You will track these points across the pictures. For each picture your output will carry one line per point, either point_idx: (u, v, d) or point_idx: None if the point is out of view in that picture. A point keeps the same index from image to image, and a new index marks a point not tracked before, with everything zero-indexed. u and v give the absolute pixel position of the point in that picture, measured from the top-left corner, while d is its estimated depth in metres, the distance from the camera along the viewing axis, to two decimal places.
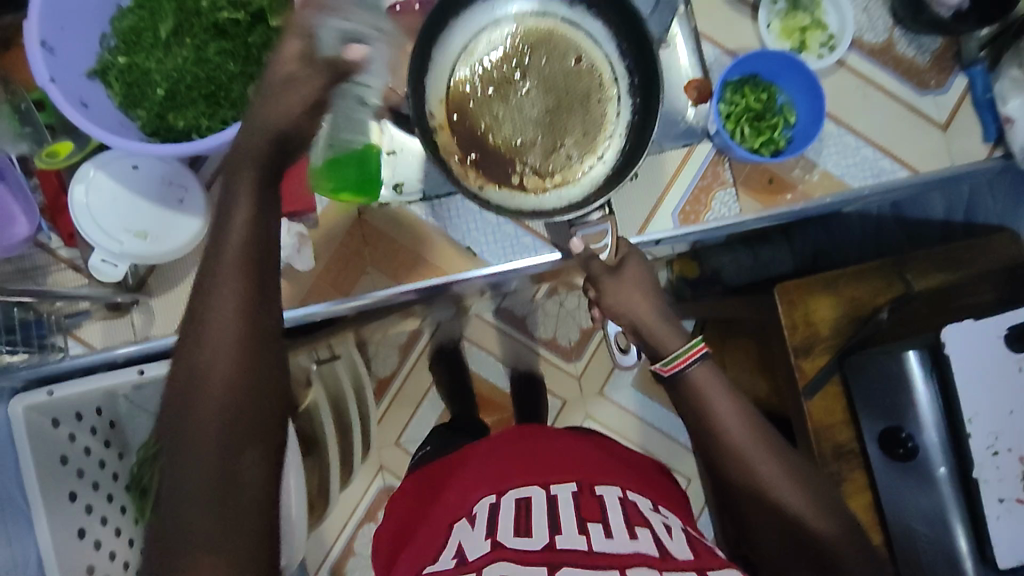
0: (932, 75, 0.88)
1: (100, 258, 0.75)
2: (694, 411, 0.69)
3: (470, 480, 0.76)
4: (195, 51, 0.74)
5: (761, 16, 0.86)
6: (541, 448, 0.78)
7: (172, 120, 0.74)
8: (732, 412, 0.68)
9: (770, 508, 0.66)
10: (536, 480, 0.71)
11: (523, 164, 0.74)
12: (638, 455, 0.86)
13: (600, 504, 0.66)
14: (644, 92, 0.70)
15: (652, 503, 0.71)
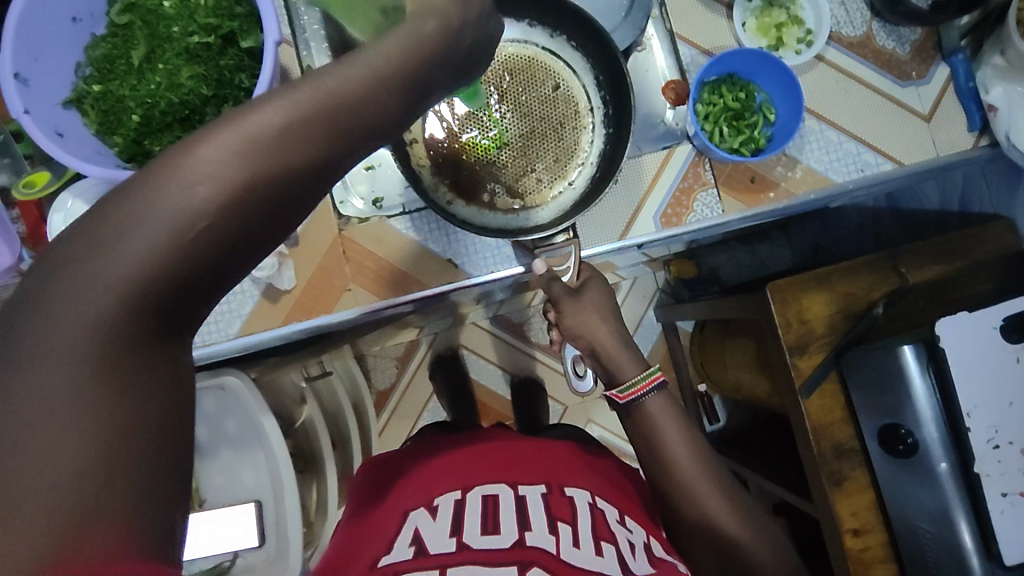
0: (913, 66, 0.87)
1: None
2: (652, 436, 0.75)
3: (434, 475, 0.75)
4: (169, 76, 0.74)
5: (736, 15, 0.85)
6: (512, 452, 0.79)
7: (149, 145, 0.75)
8: (691, 432, 0.73)
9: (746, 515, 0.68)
10: (506, 478, 0.72)
11: (496, 185, 0.76)
12: (614, 463, 0.86)
13: (570, 506, 0.67)
14: (618, 126, 0.74)
15: (619, 513, 0.70)
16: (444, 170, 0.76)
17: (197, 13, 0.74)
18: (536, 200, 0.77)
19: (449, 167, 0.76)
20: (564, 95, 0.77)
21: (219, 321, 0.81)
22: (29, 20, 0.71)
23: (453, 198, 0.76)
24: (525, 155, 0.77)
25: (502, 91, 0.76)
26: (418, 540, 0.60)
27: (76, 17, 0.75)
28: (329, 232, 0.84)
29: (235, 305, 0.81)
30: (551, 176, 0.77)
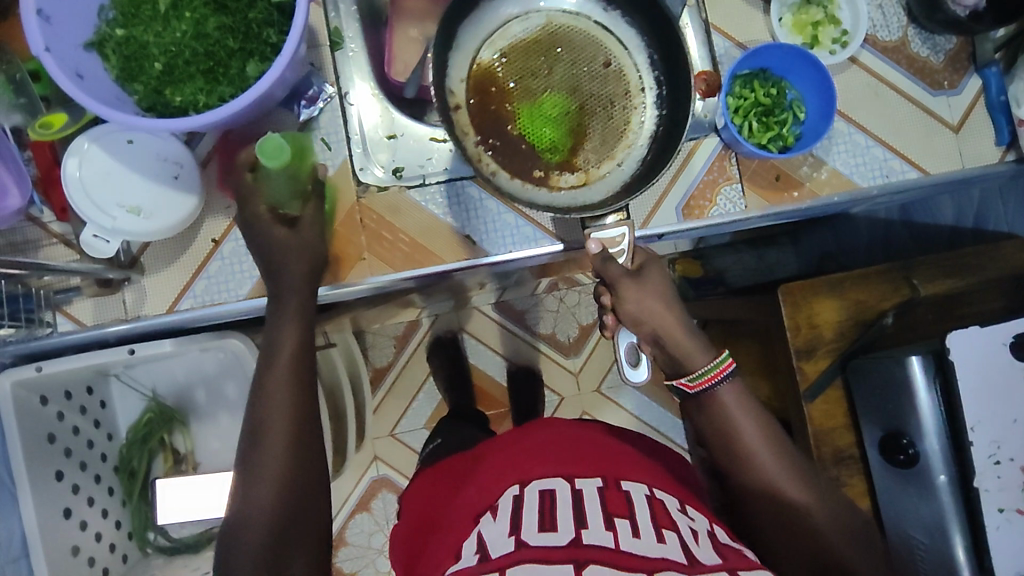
0: (946, 76, 0.86)
1: (91, 234, 0.72)
2: (718, 425, 0.72)
3: (489, 478, 0.76)
4: (195, 26, 0.73)
5: (773, 10, 0.84)
6: (562, 446, 0.79)
7: (170, 95, 0.74)
8: (748, 424, 0.72)
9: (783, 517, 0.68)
10: (560, 472, 0.72)
11: (548, 159, 0.74)
12: (644, 443, 0.87)
13: (627, 499, 0.66)
14: (673, 102, 0.72)
15: (680, 503, 0.70)
16: (488, 134, 0.74)
17: None
18: (583, 179, 0.75)
19: (493, 136, 0.74)
20: (614, 70, 0.75)
21: (231, 282, 0.80)
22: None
23: (496, 172, 0.73)
24: (576, 129, 0.74)
25: (550, 64, 0.75)
26: (482, 549, 0.60)
27: None
28: (347, 199, 0.82)
29: (249, 267, 0.80)
30: (600, 152, 0.75)
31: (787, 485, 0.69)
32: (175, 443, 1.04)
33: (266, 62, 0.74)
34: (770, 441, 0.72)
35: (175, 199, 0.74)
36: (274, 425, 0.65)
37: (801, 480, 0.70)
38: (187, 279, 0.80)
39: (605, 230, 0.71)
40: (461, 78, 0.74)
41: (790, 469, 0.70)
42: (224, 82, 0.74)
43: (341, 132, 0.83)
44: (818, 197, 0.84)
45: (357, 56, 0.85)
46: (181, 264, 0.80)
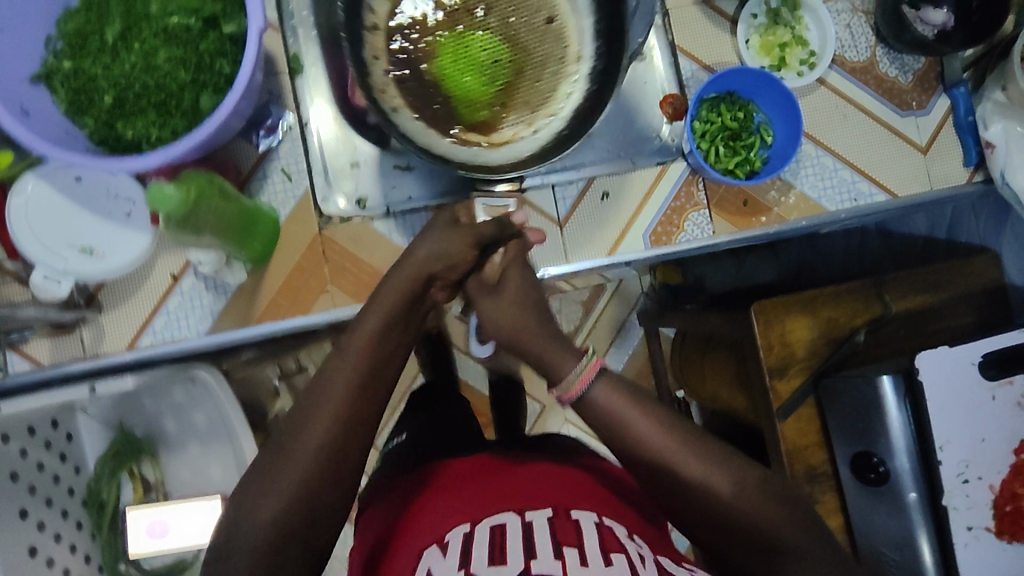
0: (915, 95, 0.85)
1: (42, 276, 0.70)
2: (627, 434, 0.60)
3: (446, 510, 0.70)
4: (145, 58, 0.71)
5: (740, 31, 0.83)
6: (512, 480, 0.74)
7: (122, 129, 0.72)
8: (652, 426, 0.59)
9: (726, 528, 0.57)
10: (511, 506, 0.68)
11: (467, 109, 0.74)
12: (596, 466, 0.81)
13: (578, 529, 0.63)
14: (603, 76, 0.70)
15: (628, 531, 0.67)
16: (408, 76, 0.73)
17: None
18: (496, 139, 0.74)
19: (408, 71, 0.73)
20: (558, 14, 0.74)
21: (192, 317, 0.79)
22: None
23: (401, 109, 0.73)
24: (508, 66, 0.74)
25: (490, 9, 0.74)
26: None
27: None
28: (307, 231, 0.81)
29: (207, 302, 0.79)
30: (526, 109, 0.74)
31: (705, 480, 0.57)
32: (144, 472, 1.03)
33: (220, 95, 0.72)
34: (671, 428, 0.59)
35: (129, 238, 0.73)
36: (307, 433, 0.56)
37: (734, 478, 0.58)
38: (146, 315, 0.78)
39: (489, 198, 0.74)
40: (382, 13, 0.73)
41: (699, 460, 0.58)
42: (176, 116, 0.72)
43: (302, 161, 0.81)
44: (786, 222, 0.83)
45: (316, 80, 0.82)
46: (140, 301, 0.78)
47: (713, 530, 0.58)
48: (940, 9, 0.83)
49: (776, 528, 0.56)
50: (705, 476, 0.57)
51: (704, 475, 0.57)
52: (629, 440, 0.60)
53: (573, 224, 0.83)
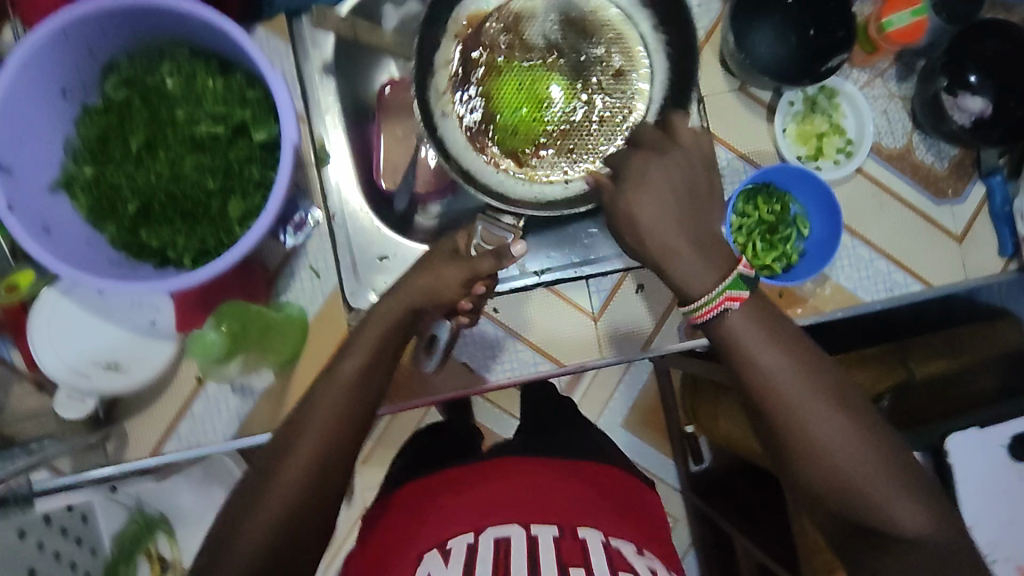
0: (950, 183, 0.84)
1: (65, 394, 0.69)
2: (772, 404, 0.55)
3: (451, 513, 0.68)
4: (171, 167, 0.68)
5: (777, 120, 0.81)
6: (509, 483, 0.71)
7: (146, 238, 0.69)
8: (778, 358, 0.56)
9: (851, 511, 0.55)
10: (512, 516, 0.66)
11: (500, 136, 0.77)
12: (587, 463, 0.80)
13: (585, 548, 0.62)
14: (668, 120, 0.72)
15: (634, 544, 0.66)
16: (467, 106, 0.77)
17: (205, 100, 0.68)
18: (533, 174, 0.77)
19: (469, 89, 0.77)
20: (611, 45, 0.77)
21: (217, 421, 0.77)
22: (20, 92, 0.63)
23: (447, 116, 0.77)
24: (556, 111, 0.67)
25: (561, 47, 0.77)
26: None
27: (65, 89, 0.67)
28: (336, 327, 0.78)
29: (233, 405, 0.77)
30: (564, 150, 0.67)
31: (821, 419, 0.55)
32: (161, 550, 1.01)
33: (248, 202, 0.69)
34: (806, 372, 0.56)
35: (157, 348, 0.71)
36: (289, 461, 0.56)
37: (848, 414, 0.55)
38: (171, 420, 0.76)
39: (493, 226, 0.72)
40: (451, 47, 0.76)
41: (814, 377, 0.56)
42: (203, 223, 0.69)
43: (330, 257, 0.80)
44: (822, 314, 0.82)
45: (346, 172, 0.82)
46: (164, 404, 0.76)
47: (804, 479, 0.56)
48: (977, 97, 0.81)
49: (884, 483, 0.54)
50: (827, 445, 0.54)
51: (827, 447, 0.54)
52: (745, 385, 0.57)
53: (607, 318, 0.83)
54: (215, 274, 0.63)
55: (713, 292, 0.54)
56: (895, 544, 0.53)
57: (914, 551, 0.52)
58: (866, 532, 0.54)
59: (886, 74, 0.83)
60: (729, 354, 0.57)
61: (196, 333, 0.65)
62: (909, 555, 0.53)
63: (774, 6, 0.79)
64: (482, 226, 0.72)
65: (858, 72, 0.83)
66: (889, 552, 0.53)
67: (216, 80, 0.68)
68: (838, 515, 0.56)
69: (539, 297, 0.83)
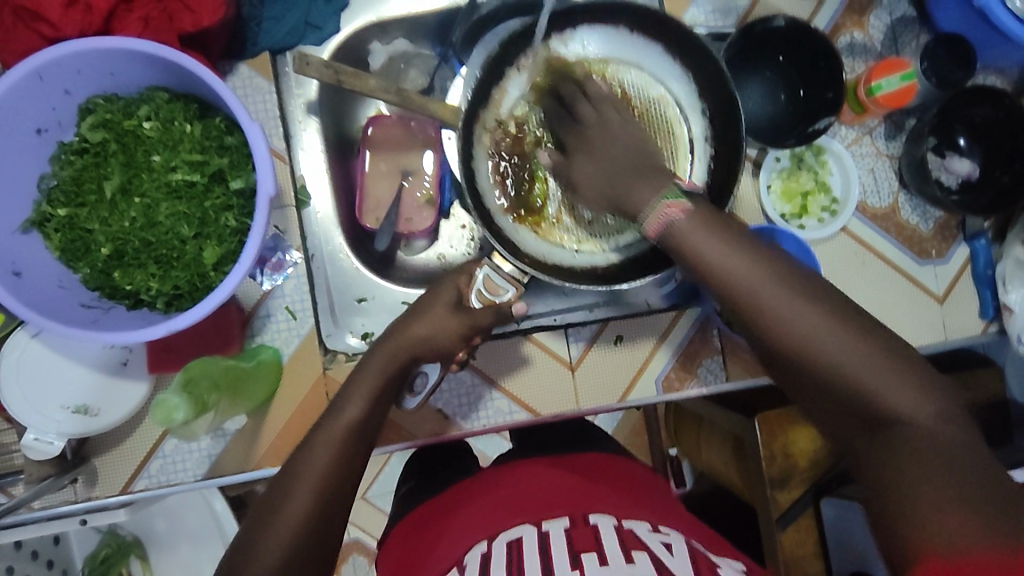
0: (934, 244, 0.84)
1: (32, 436, 0.68)
2: (751, 298, 0.54)
3: (469, 523, 0.66)
4: (145, 212, 0.68)
5: (762, 177, 0.80)
6: (521, 489, 0.69)
7: (120, 281, 0.68)
8: (742, 263, 0.54)
9: (849, 403, 0.51)
10: (527, 519, 0.63)
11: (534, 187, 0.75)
12: (604, 457, 0.77)
13: (596, 535, 0.58)
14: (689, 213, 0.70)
15: (650, 523, 0.62)
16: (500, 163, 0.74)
17: (182, 145, 0.68)
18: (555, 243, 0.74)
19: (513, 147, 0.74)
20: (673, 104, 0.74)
21: (188, 462, 0.76)
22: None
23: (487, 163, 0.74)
24: (588, 177, 0.64)
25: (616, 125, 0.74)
26: None
27: (40, 128, 0.66)
28: (313, 369, 0.78)
29: (204, 445, 0.76)
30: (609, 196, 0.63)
31: (794, 310, 0.53)
32: (133, 573, 1.01)
33: (225, 248, 0.69)
34: (769, 271, 0.54)
35: (124, 388, 0.70)
36: (282, 509, 0.54)
37: (836, 318, 0.52)
38: (140, 458, 0.75)
39: (496, 273, 0.66)
40: (510, 102, 0.73)
41: (778, 272, 0.54)
42: (177, 268, 0.69)
43: (308, 300, 0.78)
44: None
45: (326, 212, 0.81)
46: (135, 442, 0.75)
47: (794, 382, 0.54)
48: (965, 160, 0.81)
49: (876, 370, 0.51)
50: (807, 336, 0.52)
51: (809, 342, 0.52)
52: (718, 291, 0.56)
53: (584, 367, 0.83)
54: (184, 326, 0.62)
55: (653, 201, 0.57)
56: (895, 433, 0.49)
57: (920, 451, 0.48)
58: (873, 454, 0.50)
59: (875, 132, 0.83)
60: (686, 259, 0.57)
61: (159, 398, 0.63)
62: (918, 447, 0.48)
63: (764, 60, 0.79)
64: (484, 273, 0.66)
65: (846, 130, 0.82)
66: (896, 453, 0.49)
67: (195, 124, 0.68)
68: (842, 411, 0.52)
69: (517, 345, 0.83)
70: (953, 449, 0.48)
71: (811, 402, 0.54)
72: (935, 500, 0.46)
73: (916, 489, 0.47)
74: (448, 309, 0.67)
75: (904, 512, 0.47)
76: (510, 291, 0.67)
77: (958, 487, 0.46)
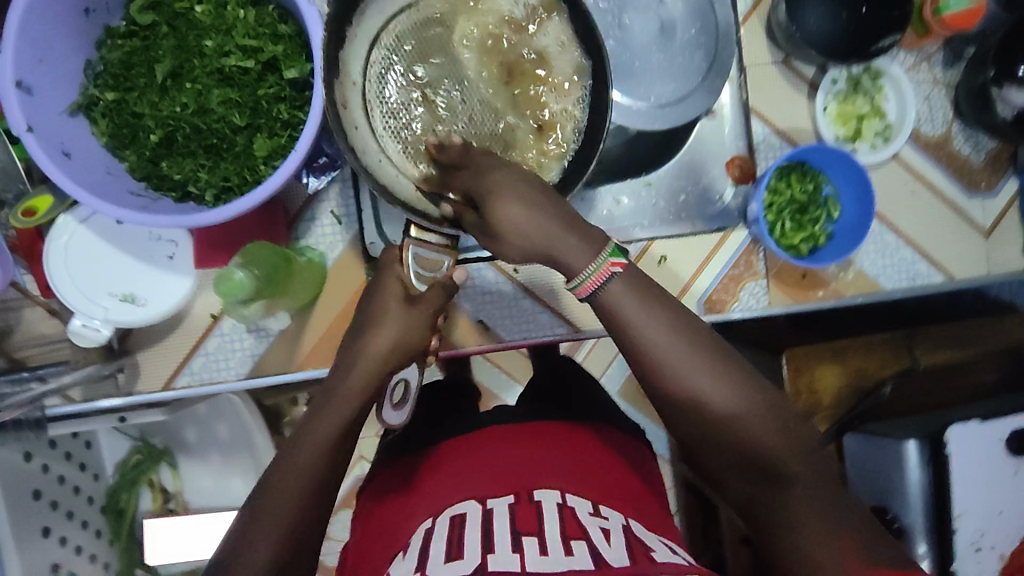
0: (984, 176, 0.83)
1: (81, 322, 0.66)
2: (638, 348, 0.54)
3: (442, 493, 0.64)
4: (197, 98, 0.65)
5: (818, 99, 0.79)
6: (480, 465, 0.66)
7: (168, 170, 0.67)
8: (649, 317, 0.54)
9: (747, 457, 0.53)
10: (477, 494, 0.62)
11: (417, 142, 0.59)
12: (571, 433, 0.72)
13: (539, 515, 0.57)
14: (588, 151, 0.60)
15: (592, 504, 0.60)
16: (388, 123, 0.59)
17: (235, 30, 0.65)
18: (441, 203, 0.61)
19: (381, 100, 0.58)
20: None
21: (231, 360, 0.76)
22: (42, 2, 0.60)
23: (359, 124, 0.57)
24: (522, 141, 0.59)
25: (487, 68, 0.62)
26: None
27: (88, 8, 0.64)
28: (356, 278, 0.76)
29: (247, 345, 0.76)
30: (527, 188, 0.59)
31: (709, 378, 0.54)
32: (163, 481, 1.02)
33: (275, 140, 0.66)
34: (701, 351, 0.55)
35: (173, 280, 0.69)
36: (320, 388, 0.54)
37: (732, 376, 0.54)
38: (183, 356, 0.75)
39: (424, 249, 0.58)
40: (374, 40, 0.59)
41: (691, 335, 0.55)
42: (227, 159, 0.67)
43: (352, 205, 0.76)
44: (841, 298, 0.82)
45: None
46: (177, 339, 0.75)
47: (707, 443, 0.55)
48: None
49: (774, 435, 0.53)
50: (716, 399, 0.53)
51: (712, 406, 0.54)
52: (632, 352, 0.55)
53: None
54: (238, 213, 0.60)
55: (597, 260, 0.53)
56: (778, 477, 0.52)
57: (802, 507, 0.50)
58: (771, 514, 0.52)
59: (934, 58, 0.81)
60: (612, 325, 0.55)
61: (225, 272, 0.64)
62: (801, 496, 0.51)
63: None
64: (414, 251, 0.58)
65: (906, 54, 0.81)
66: (784, 507, 0.51)
67: (247, 10, 0.66)
68: (737, 465, 0.54)
69: None
70: (827, 500, 0.51)
71: (716, 463, 0.55)
72: (835, 563, 0.48)
73: (803, 552, 0.49)
74: (398, 307, 0.59)
75: (805, 563, 0.49)
76: (444, 262, 0.59)
77: (843, 543, 0.48)
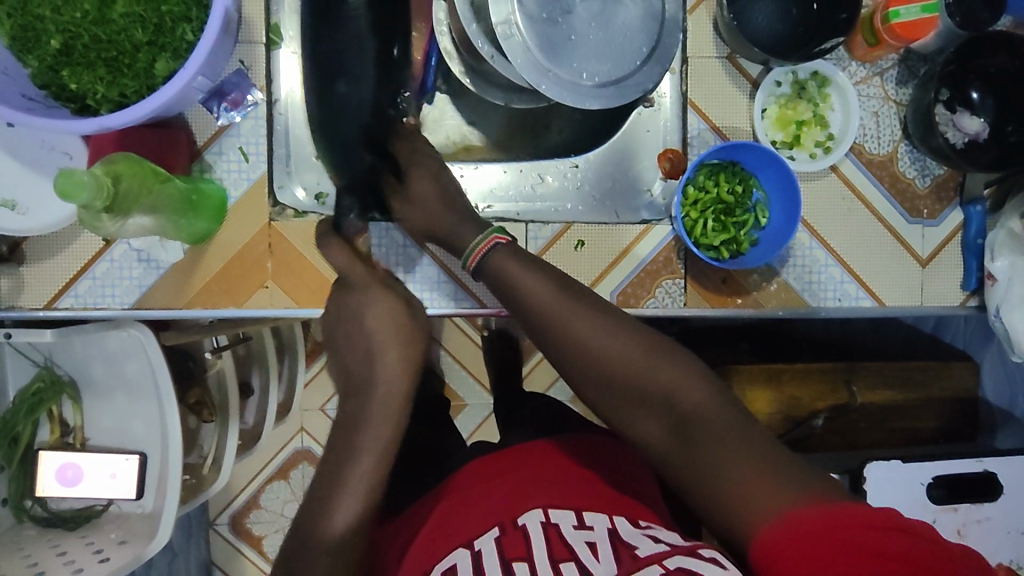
0: (927, 203, 0.80)
1: None
2: (545, 308, 0.63)
3: (437, 534, 0.60)
4: (99, 7, 0.63)
5: (758, 99, 0.76)
6: (473, 495, 0.62)
7: (67, 80, 0.65)
8: (539, 282, 0.64)
9: (653, 405, 0.59)
10: (463, 539, 0.57)
11: None
12: (536, 447, 0.69)
13: (525, 538, 0.54)
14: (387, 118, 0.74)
15: (576, 513, 0.57)
16: None
17: None
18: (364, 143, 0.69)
19: None
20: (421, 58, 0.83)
21: (118, 288, 0.74)
22: None
23: None
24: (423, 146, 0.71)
25: None
26: None
27: None
28: (256, 220, 0.75)
29: (136, 275, 0.73)
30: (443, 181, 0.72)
31: (591, 330, 0.62)
32: (63, 413, 0.96)
33: (178, 61, 0.65)
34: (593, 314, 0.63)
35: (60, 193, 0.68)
36: None
37: (621, 331, 0.62)
38: (70, 276, 0.73)
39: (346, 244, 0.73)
40: None
41: (571, 297, 0.64)
42: (127, 75, 0.65)
43: (262, 143, 0.75)
44: (761, 309, 0.78)
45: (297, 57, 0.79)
46: (62, 259, 0.73)
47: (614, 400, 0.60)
48: (976, 118, 0.76)
49: (663, 373, 0.59)
50: (609, 352, 0.61)
51: (608, 360, 0.61)
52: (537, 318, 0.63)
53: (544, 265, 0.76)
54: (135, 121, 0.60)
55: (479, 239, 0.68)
56: (682, 412, 0.57)
57: (712, 437, 0.55)
58: (688, 455, 0.56)
59: (886, 74, 0.78)
60: (516, 300, 0.65)
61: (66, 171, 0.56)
62: (711, 428, 0.55)
63: None
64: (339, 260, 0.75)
65: (857, 67, 0.78)
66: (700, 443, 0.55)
67: None
68: (648, 414, 0.59)
69: None
70: (734, 424, 0.56)
71: (631, 421, 0.60)
72: (742, 480, 0.52)
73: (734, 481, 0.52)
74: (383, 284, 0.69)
75: (713, 485, 0.53)
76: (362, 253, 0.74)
77: (757, 463, 0.52)
